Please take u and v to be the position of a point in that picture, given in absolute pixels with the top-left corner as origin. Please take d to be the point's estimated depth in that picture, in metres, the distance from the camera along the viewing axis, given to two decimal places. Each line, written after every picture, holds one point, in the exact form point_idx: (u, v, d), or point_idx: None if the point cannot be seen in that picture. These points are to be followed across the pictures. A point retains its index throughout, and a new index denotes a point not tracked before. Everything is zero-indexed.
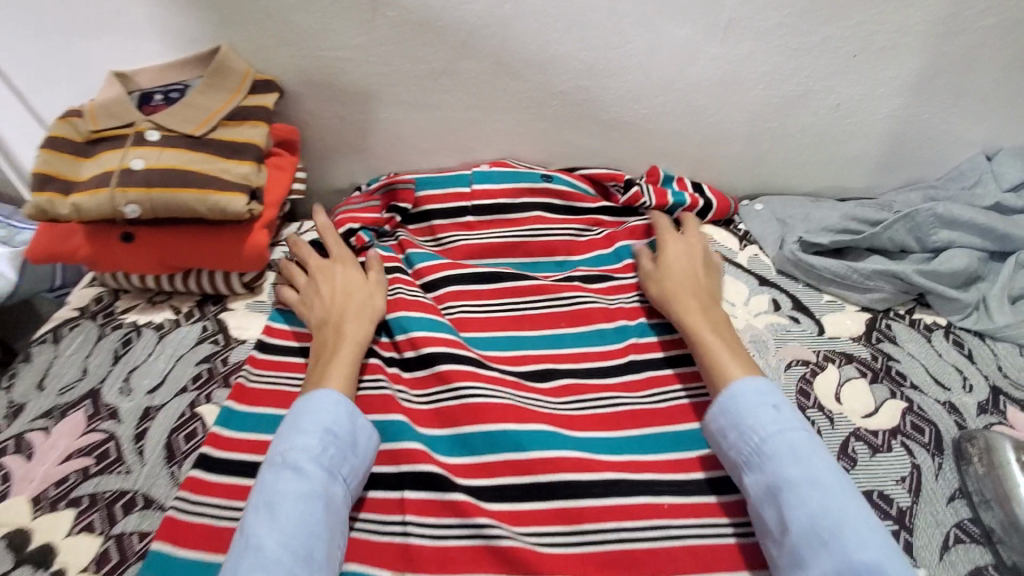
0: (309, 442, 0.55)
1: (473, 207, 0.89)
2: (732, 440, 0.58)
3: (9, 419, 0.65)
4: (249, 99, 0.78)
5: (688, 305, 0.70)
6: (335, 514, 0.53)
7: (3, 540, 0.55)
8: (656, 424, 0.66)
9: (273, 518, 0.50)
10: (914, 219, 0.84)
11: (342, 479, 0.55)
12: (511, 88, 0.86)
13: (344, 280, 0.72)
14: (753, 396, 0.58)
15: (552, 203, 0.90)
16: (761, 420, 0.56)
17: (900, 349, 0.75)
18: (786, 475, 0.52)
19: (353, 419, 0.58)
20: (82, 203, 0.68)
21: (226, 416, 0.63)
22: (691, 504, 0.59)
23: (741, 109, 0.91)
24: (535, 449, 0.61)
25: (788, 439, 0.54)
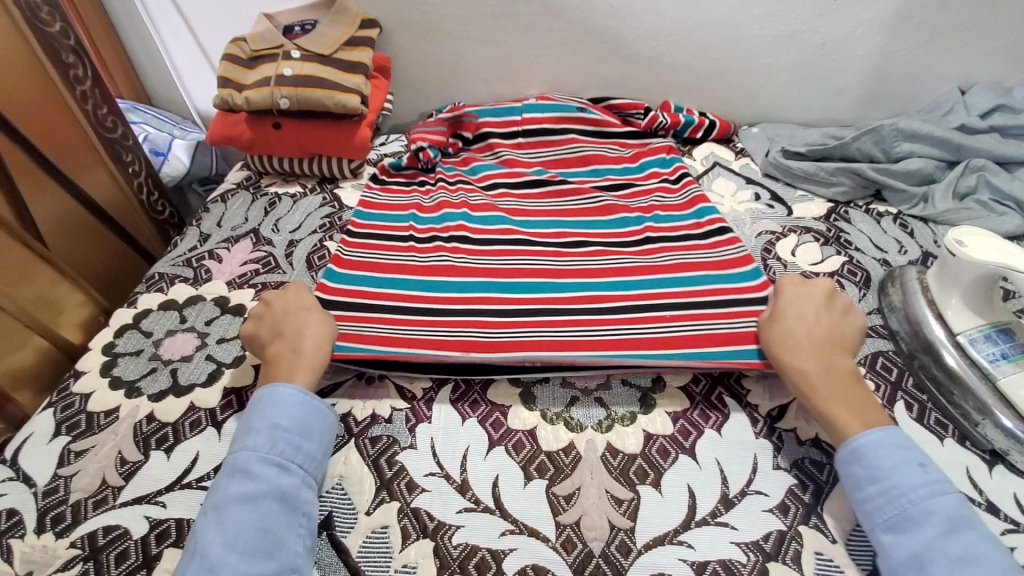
0: (256, 442, 0.59)
1: (523, 130, 1.12)
2: (869, 494, 0.55)
3: (202, 241, 0.94)
4: (360, 31, 1.05)
5: (807, 360, 0.64)
6: (292, 506, 0.57)
7: (212, 301, 0.83)
8: (664, 272, 0.84)
9: (221, 521, 0.54)
10: (879, 133, 1.04)
11: (295, 468, 0.59)
12: (556, 27, 1.11)
13: (297, 307, 0.73)
14: (894, 449, 0.56)
15: (585, 127, 1.12)
16: (908, 480, 0.54)
17: (852, 227, 0.95)
18: (941, 549, 0.50)
19: (301, 412, 0.62)
20: (251, 98, 0.97)
21: (331, 273, 0.85)
22: (682, 296, 0.81)
23: (741, 46, 1.12)
24: (569, 289, 0.82)
25: (937, 506, 0.52)
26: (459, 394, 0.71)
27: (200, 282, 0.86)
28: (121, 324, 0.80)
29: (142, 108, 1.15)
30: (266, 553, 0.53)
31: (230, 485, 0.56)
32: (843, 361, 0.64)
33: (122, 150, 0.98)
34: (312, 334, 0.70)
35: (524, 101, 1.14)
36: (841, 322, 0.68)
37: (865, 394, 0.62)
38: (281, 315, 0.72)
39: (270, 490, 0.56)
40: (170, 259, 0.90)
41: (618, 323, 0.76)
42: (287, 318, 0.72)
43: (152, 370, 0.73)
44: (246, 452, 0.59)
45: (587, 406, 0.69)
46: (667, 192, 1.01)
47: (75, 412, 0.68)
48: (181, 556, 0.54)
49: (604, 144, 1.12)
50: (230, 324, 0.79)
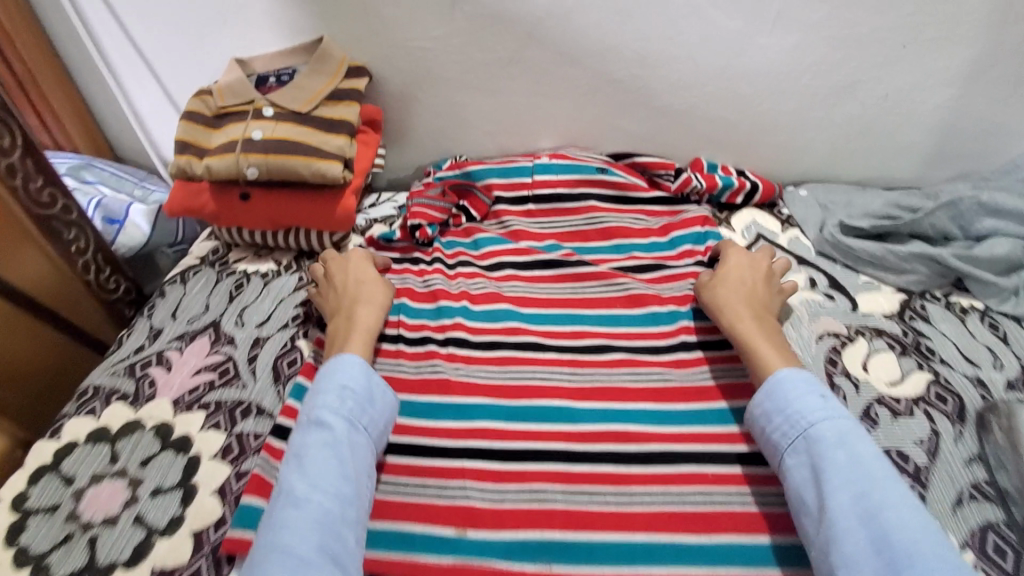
0: (326, 399, 0.62)
1: (534, 195, 0.96)
2: (778, 424, 0.61)
3: (151, 339, 0.80)
4: (345, 82, 0.90)
5: (741, 315, 0.71)
6: (360, 458, 0.59)
7: (152, 430, 0.69)
8: (701, 401, 0.70)
9: (302, 466, 0.56)
10: (957, 207, 0.87)
11: (364, 429, 0.62)
12: (572, 75, 0.95)
13: (359, 276, 0.79)
14: (804, 385, 0.61)
15: (606, 191, 0.96)
16: (809, 407, 0.59)
17: (932, 328, 0.79)
18: (831, 458, 0.55)
19: (368, 378, 0.65)
20: (213, 165, 0.82)
21: (299, 392, 0.70)
22: (718, 431, 0.67)
23: (788, 98, 0.96)
24: (588, 422, 0.69)
25: (831, 426, 0.57)
26: None
27: (141, 401, 0.72)
28: (38, 466, 0.66)
29: (99, 163, 1.01)
30: (344, 497, 0.55)
31: (306, 437, 0.59)
32: (766, 314, 0.73)
33: (62, 226, 0.83)
34: (370, 304, 0.75)
35: (535, 159, 0.98)
36: (763, 286, 0.76)
37: (782, 339, 0.70)
38: (346, 283, 0.78)
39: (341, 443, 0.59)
40: (110, 366, 0.76)
41: (651, 479, 0.63)
42: (351, 286, 0.78)
43: (68, 538, 0.60)
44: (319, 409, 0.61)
45: None
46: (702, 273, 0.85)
47: None
48: (268, 502, 0.56)
49: (627, 208, 0.96)
50: (169, 466, 0.65)
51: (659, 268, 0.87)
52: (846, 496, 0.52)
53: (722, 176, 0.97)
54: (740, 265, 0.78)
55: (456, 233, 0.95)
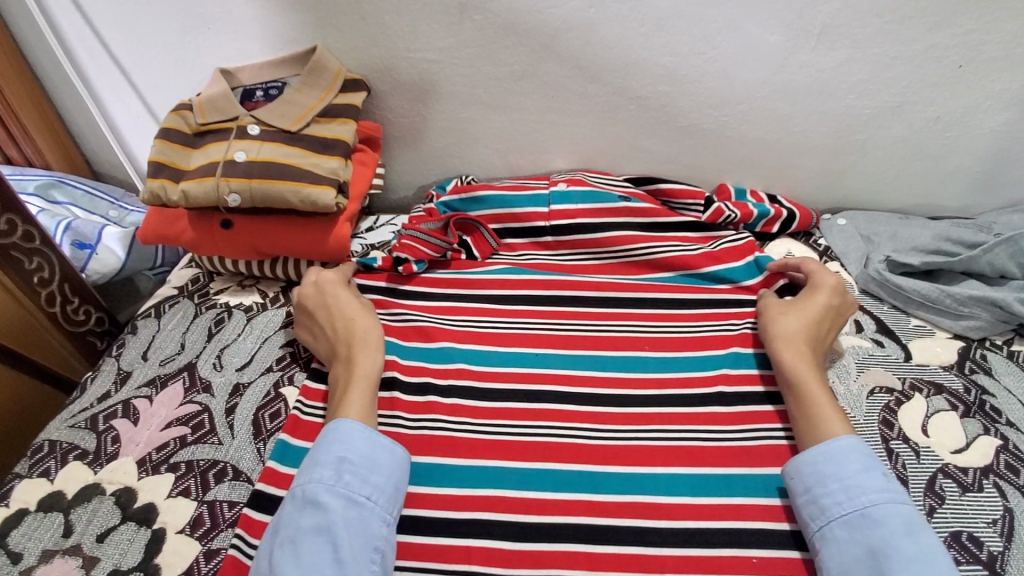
0: (323, 474, 0.54)
1: (551, 227, 0.86)
2: (832, 491, 0.54)
3: (118, 384, 0.71)
4: (340, 97, 0.82)
5: (804, 360, 0.63)
6: (364, 538, 0.51)
7: (112, 497, 0.59)
8: (744, 467, 0.61)
9: (296, 555, 0.49)
10: (1018, 243, 0.79)
11: (365, 502, 0.54)
12: (591, 91, 0.86)
13: (352, 310, 0.69)
14: (865, 457, 0.55)
15: (632, 219, 0.85)
16: (873, 484, 0.53)
17: (994, 382, 0.70)
18: (899, 547, 0.49)
19: (369, 444, 0.57)
20: (190, 190, 0.74)
21: (282, 451, 0.61)
22: (767, 506, 0.58)
23: (828, 119, 0.87)
24: (611, 493, 0.60)
25: (896, 509, 0.51)
26: None
27: (101, 462, 0.62)
28: None
29: (71, 181, 0.92)
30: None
31: (300, 518, 0.52)
32: (822, 367, 0.65)
33: (23, 255, 0.75)
34: (369, 347, 0.65)
35: (551, 186, 0.87)
36: (828, 333, 0.68)
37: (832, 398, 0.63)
38: (336, 322, 0.68)
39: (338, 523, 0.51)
40: (68, 416, 0.67)
41: (684, 565, 0.55)
42: (340, 326, 0.68)
43: None
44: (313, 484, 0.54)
45: None
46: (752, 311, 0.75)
47: None
48: None
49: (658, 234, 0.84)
50: (129, 544, 0.55)
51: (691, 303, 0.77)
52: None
53: (755, 205, 0.89)
54: (806, 295, 0.70)
55: (462, 265, 0.85)
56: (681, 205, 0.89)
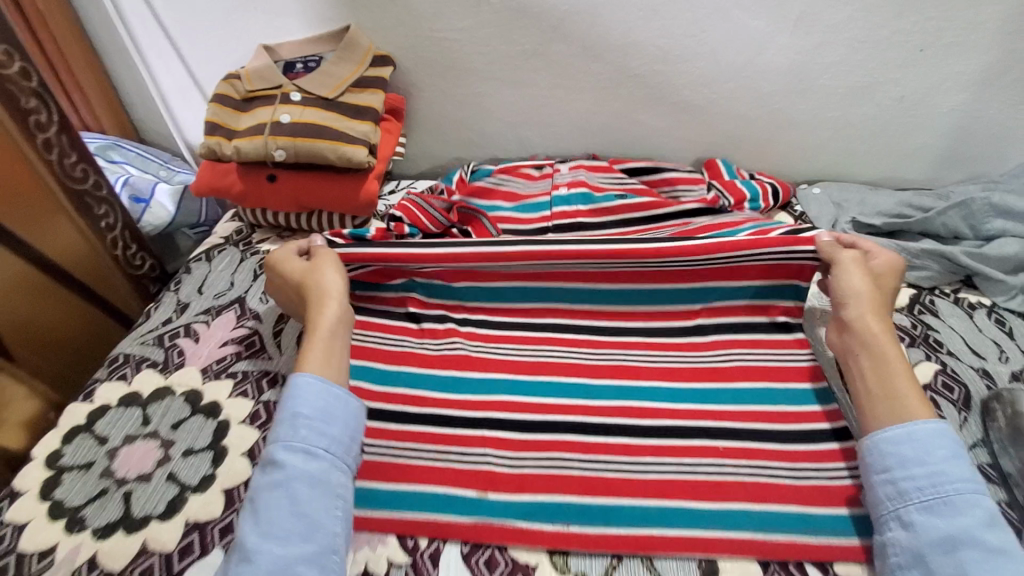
0: (279, 432, 0.55)
1: (552, 226, 0.90)
2: (914, 474, 0.52)
3: (178, 311, 0.82)
4: (371, 70, 0.92)
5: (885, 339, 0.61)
6: (325, 489, 0.53)
7: (182, 397, 0.70)
8: (719, 381, 0.70)
9: (255, 514, 0.52)
10: (969, 207, 0.89)
11: (323, 454, 0.55)
12: (594, 69, 0.97)
13: (326, 271, 0.70)
14: (949, 441, 0.53)
15: (628, 215, 0.91)
16: (958, 471, 0.51)
17: (940, 321, 0.81)
18: (981, 537, 0.47)
19: (322, 400, 0.57)
20: (242, 147, 0.85)
21: None
22: (746, 412, 0.67)
23: (805, 97, 0.98)
24: (605, 398, 0.69)
25: (983, 501, 0.50)
26: (473, 544, 0.58)
27: (170, 369, 0.73)
28: (72, 427, 0.67)
29: (126, 145, 1.03)
30: (301, 536, 0.51)
31: (261, 477, 0.54)
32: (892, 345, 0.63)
33: (94, 201, 0.85)
34: (331, 302, 0.66)
35: (552, 191, 0.93)
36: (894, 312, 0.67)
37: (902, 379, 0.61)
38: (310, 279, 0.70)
39: (297, 476, 0.53)
40: (139, 335, 0.78)
41: (664, 451, 0.64)
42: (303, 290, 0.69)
43: (102, 492, 0.61)
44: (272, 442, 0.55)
45: (631, 571, 0.56)
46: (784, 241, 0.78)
47: (3, 552, 0.57)
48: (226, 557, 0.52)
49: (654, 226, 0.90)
50: (199, 430, 0.67)
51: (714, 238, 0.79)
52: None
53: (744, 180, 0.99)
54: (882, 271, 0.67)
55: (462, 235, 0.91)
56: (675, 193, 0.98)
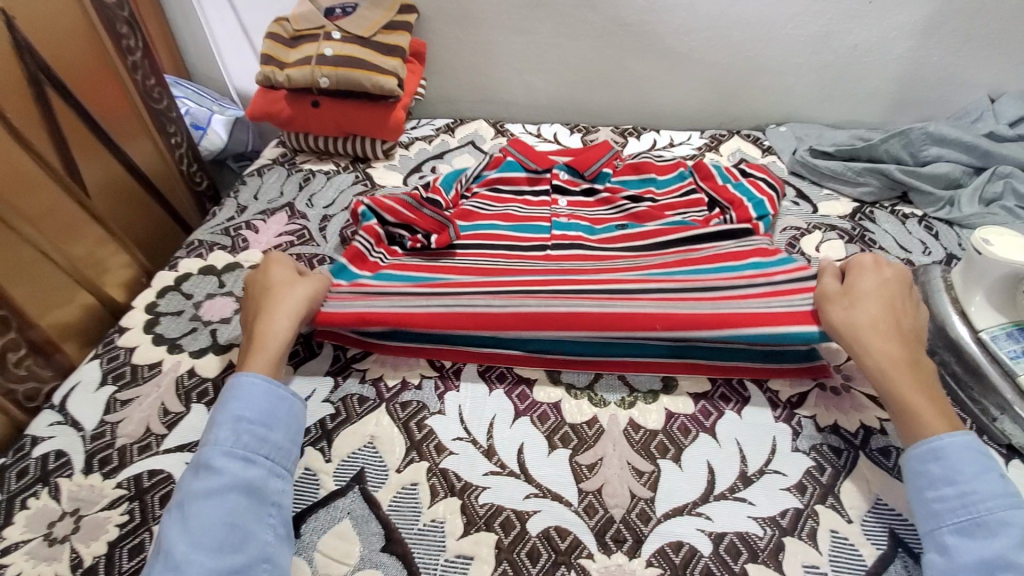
0: (220, 436, 0.57)
1: (552, 243, 0.88)
2: (944, 496, 0.53)
3: (239, 212, 0.97)
4: (399, 16, 1.07)
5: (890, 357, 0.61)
6: (259, 497, 0.55)
7: (250, 269, 0.86)
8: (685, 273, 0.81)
9: (184, 518, 0.52)
10: (909, 136, 1.03)
11: (261, 460, 0.57)
12: (591, 18, 1.12)
13: (277, 285, 0.71)
14: (978, 459, 0.54)
15: (632, 214, 0.94)
16: (988, 488, 0.52)
17: (876, 227, 0.96)
18: (1019, 558, 0.48)
19: (263, 403, 0.61)
20: (293, 75, 1.01)
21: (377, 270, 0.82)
22: None
23: (771, 45, 1.13)
24: None
25: (1015, 519, 0.50)
26: (486, 365, 0.72)
27: (237, 250, 0.89)
28: (163, 286, 0.83)
29: (184, 84, 1.18)
30: (233, 547, 0.52)
31: (193, 482, 0.55)
32: (905, 346, 0.62)
33: (166, 121, 1.02)
34: (273, 311, 0.68)
35: (553, 218, 0.93)
36: (901, 311, 0.64)
37: (928, 379, 0.60)
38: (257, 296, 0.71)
39: (234, 483, 0.55)
40: (209, 227, 0.94)
41: None
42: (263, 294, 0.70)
43: (193, 329, 0.77)
44: (210, 447, 0.57)
45: (610, 383, 0.71)
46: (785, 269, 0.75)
47: (120, 364, 0.72)
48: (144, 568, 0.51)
49: (660, 250, 0.85)
50: None
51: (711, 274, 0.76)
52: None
53: (736, 184, 0.96)
54: (875, 281, 0.66)
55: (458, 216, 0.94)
56: (682, 212, 0.94)
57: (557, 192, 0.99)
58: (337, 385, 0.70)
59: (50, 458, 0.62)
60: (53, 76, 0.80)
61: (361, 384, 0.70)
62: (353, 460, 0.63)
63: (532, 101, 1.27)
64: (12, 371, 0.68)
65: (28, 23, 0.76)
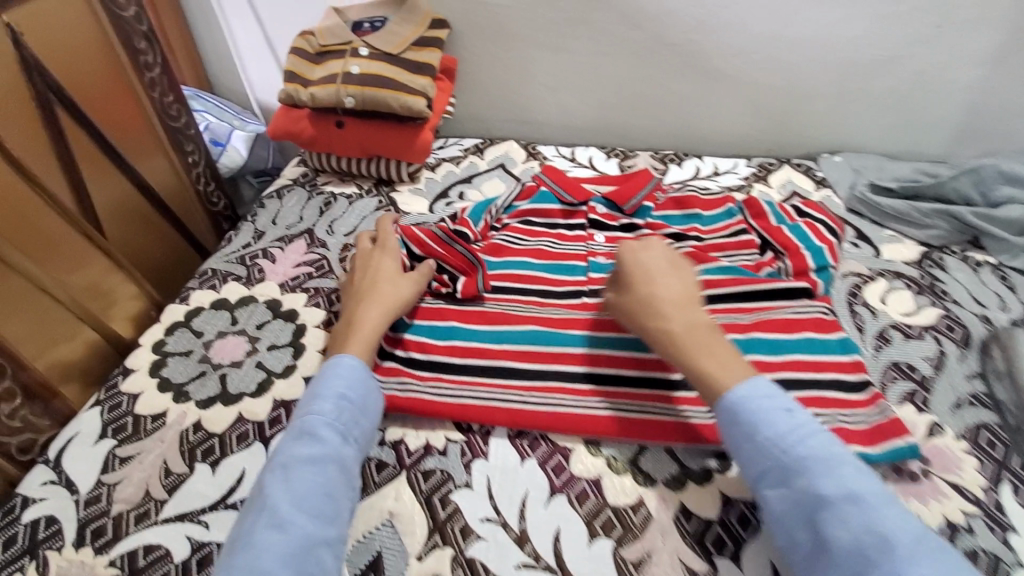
0: (324, 408, 0.59)
1: (588, 290, 0.78)
2: (748, 450, 0.54)
3: (256, 238, 0.92)
4: (429, 31, 1.01)
5: (690, 327, 0.61)
6: (348, 475, 0.56)
7: (264, 305, 0.80)
8: (736, 332, 0.74)
9: (287, 481, 0.53)
10: (979, 173, 0.93)
11: (353, 442, 0.59)
12: (632, 36, 1.05)
13: (385, 276, 0.73)
14: (764, 401, 0.55)
15: (676, 256, 0.86)
16: (779, 428, 0.53)
17: (947, 275, 0.87)
18: (822, 491, 0.49)
19: (363, 385, 0.62)
20: (317, 94, 0.96)
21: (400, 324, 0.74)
22: (778, 362, 0.71)
23: (828, 69, 1.04)
24: None
25: (809, 451, 0.51)
26: (517, 429, 0.65)
27: (252, 282, 0.84)
28: (172, 323, 0.78)
29: (204, 96, 1.13)
30: (327, 519, 0.52)
31: (294, 447, 0.56)
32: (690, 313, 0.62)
33: (184, 140, 0.96)
34: (376, 296, 0.71)
35: (589, 257, 0.85)
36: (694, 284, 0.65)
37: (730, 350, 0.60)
38: (365, 281, 0.74)
39: (332, 457, 0.56)
40: (223, 255, 0.88)
41: None
42: (368, 278, 0.74)
43: (202, 373, 0.71)
44: (311, 416, 0.58)
45: (657, 458, 0.63)
46: (834, 366, 0.70)
47: (122, 414, 0.67)
48: (233, 527, 0.51)
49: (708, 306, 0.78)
50: (280, 330, 0.76)
51: (755, 354, 0.71)
52: (846, 535, 0.46)
53: (791, 226, 0.87)
54: (641, 253, 0.68)
55: (485, 250, 0.87)
56: (732, 256, 0.86)
57: (595, 227, 0.91)
58: None
59: (41, 526, 0.57)
60: (64, 95, 0.75)
61: (380, 447, 0.64)
62: (370, 540, 0.57)
63: (566, 121, 1.19)
64: (4, 424, 0.63)
65: (39, 38, 0.71)
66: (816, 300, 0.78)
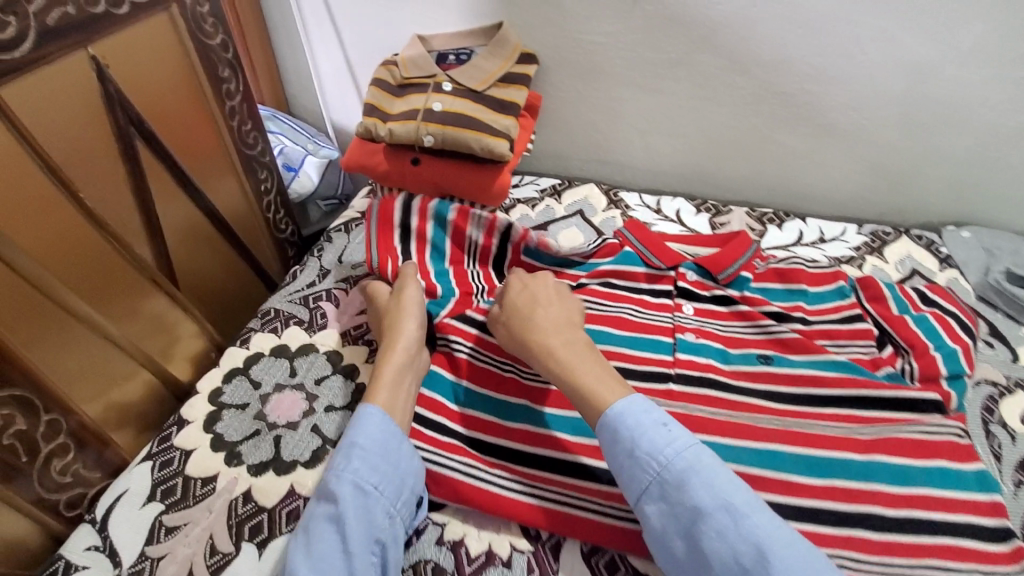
0: (338, 462, 0.56)
1: (676, 376, 0.72)
2: (627, 467, 0.53)
3: (321, 277, 0.88)
4: (517, 67, 0.94)
5: (557, 343, 0.62)
6: (366, 527, 0.52)
7: (325, 355, 0.75)
8: (852, 451, 0.64)
9: (307, 545, 0.52)
10: None
11: (371, 490, 0.54)
12: (738, 83, 0.95)
13: (407, 318, 0.70)
14: (643, 417, 0.54)
15: (780, 343, 0.75)
16: (658, 444, 0.52)
17: None
18: (699, 503, 0.48)
19: (378, 430, 0.57)
20: (396, 130, 0.91)
21: (469, 398, 0.67)
22: (906, 495, 0.60)
23: (964, 134, 0.91)
24: (752, 465, 0.63)
25: (685, 464, 0.50)
26: (593, 545, 0.58)
27: (314, 328, 0.79)
28: (232, 368, 0.74)
29: (281, 117, 1.11)
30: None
31: (316, 508, 0.54)
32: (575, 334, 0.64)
33: (258, 166, 0.94)
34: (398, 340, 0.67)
35: (677, 332, 0.77)
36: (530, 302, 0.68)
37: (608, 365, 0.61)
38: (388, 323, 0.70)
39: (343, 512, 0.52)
40: (286, 294, 0.85)
41: (802, 492, 0.61)
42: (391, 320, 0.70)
43: (256, 433, 0.67)
44: (329, 471, 0.56)
45: None
46: (969, 508, 0.59)
47: (172, 474, 0.63)
48: None
49: (817, 410, 0.68)
50: (340, 389, 0.71)
51: (876, 482, 0.61)
52: (723, 547, 0.47)
53: (916, 317, 0.76)
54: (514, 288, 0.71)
55: None
56: (842, 346, 0.76)
57: (682, 296, 0.83)
58: (410, 544, 0.59)
59: None
60: (143, 126, 0.73)
61: (439, 546, 0.58)
62: None
63: (652, 165, 1.11)
64: (54, 479, 0.62)
65: (123, 70, 0.69)
66: (949, 418, 0.66)
